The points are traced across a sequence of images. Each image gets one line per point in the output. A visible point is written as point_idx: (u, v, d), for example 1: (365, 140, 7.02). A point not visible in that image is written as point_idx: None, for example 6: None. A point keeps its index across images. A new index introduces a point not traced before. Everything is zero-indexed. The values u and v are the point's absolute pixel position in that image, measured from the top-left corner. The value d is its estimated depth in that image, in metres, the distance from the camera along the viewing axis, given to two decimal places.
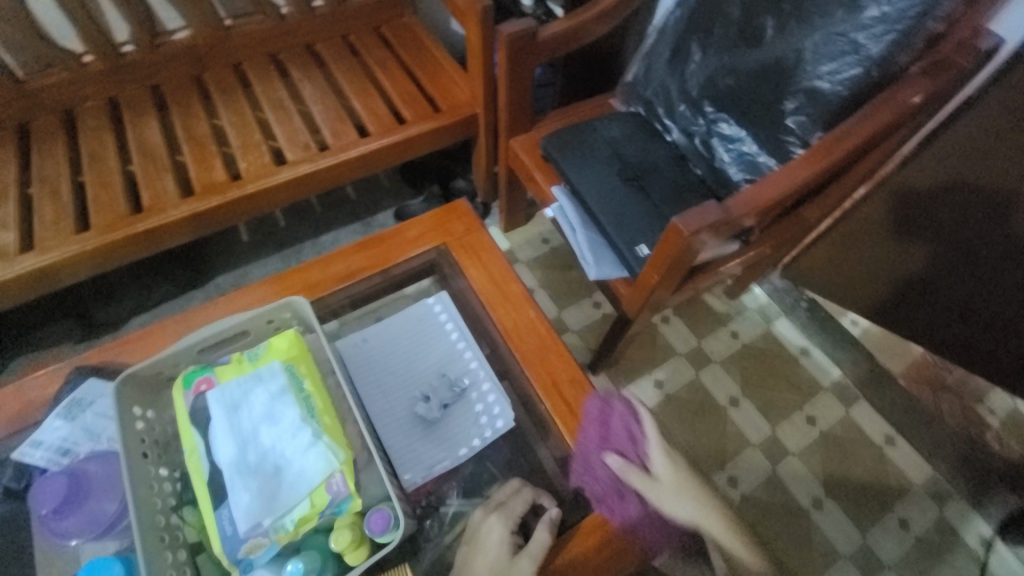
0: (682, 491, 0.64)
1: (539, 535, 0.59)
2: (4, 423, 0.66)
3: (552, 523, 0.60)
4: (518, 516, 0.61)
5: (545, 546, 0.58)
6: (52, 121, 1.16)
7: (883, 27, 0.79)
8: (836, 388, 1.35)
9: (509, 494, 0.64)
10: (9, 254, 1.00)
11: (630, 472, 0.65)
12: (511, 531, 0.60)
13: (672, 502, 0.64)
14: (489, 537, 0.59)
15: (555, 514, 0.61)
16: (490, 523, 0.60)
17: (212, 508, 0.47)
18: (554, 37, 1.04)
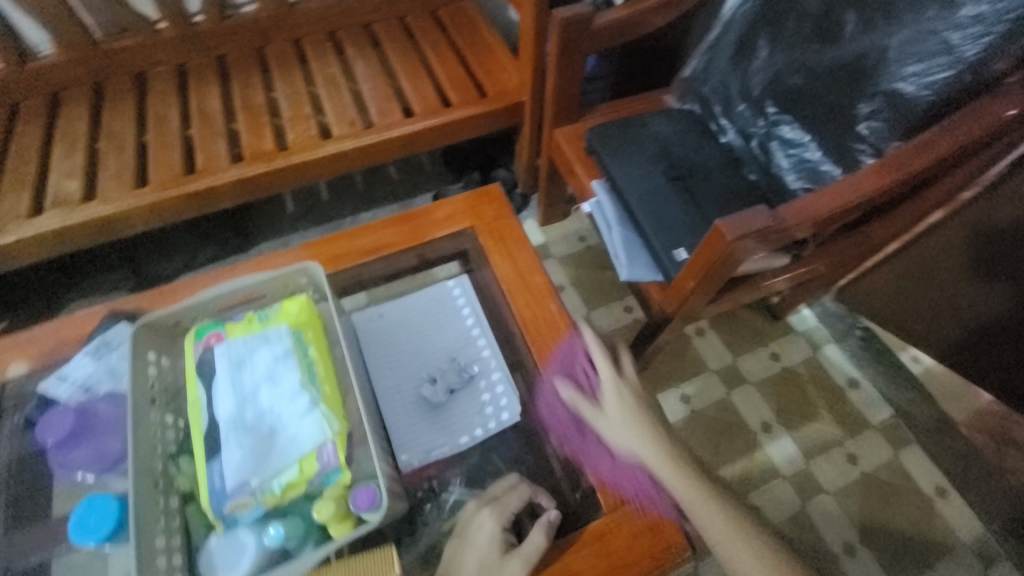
0: (630, 423, 0.63)
1: (533, 538, 0.56)
2: (39, 356, 0.70)
3: (548, 527, 0.57)
4: (513, 513, 0.59)
5: (538, 549, 0.56)
6: (125, 82, 1.23)
7: (981, 27, 0.69)
8: (886, 428, 1.23)
9: (505, 488, 0.61)
10: (74, 201, 1.07)
11: (580, 404, 0.66)
12: (503, 527, 0.57)
13: (617, 435, 0.63)
14: (479, 532, 0.57)
15: (553, 517, 0.58)
16: (482, 516, 0.57)
17: (205, 461, 0.47)
18: (610, 24, 0.99)
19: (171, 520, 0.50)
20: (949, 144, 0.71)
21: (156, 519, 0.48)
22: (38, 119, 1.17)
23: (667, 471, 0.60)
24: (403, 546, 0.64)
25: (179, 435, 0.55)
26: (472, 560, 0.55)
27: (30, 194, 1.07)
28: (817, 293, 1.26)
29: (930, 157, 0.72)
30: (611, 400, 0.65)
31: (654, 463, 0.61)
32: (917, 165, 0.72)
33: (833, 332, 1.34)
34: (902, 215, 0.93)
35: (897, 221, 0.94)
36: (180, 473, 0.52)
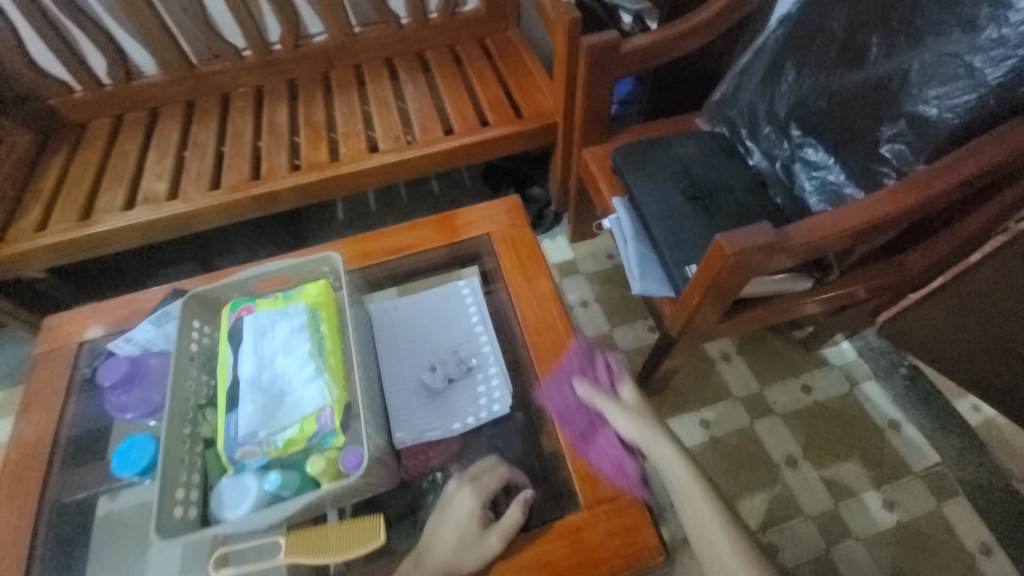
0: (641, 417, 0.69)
1: (510, 515, 0.60)
2: (114, 323, 0.82)
3: (524, 504, 0.61)
4: (491, 493, 0.63)
5: (514, 525, 0.60)
6: (213, 100, 1.43)
7: (1002, 50, 0.69)
8: (929, 477, 1.13)
9: (486, 470, 0.66)
10: (161, 199, 1.24)
11: (596, 396, 0.70)
12: (482, 505, 0.62)
13: (630, 425, 0.68)
14: (459, 507, 0.61)
15: (529, 495, 0.62)
16: (462, 494, 0.62)
17: (224, 413, 0.55)
18: (639, 49, 1.03)
19: (191, 460, 0.57)
20: (968, 170, 0.71)
21: (181, 457, 0.56)
22: (141, 130, 1.38)
23: (669, 464, 0.66)
24: (401, 532, 0.67)
25: (211, 389, 0.62)
26: (451, 532, 0.60)
27: (127, 192, 1.26)
28: (853, 324, 1.20)
29: (951, 180, 0.71)
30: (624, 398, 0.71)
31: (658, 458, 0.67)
32: (936, 189, 0.71)
33: (875, 369, 1.26)
34: (941, 243, 0.91)
35: (939, 244, 0.92)
36: (206, 422, 0.60)
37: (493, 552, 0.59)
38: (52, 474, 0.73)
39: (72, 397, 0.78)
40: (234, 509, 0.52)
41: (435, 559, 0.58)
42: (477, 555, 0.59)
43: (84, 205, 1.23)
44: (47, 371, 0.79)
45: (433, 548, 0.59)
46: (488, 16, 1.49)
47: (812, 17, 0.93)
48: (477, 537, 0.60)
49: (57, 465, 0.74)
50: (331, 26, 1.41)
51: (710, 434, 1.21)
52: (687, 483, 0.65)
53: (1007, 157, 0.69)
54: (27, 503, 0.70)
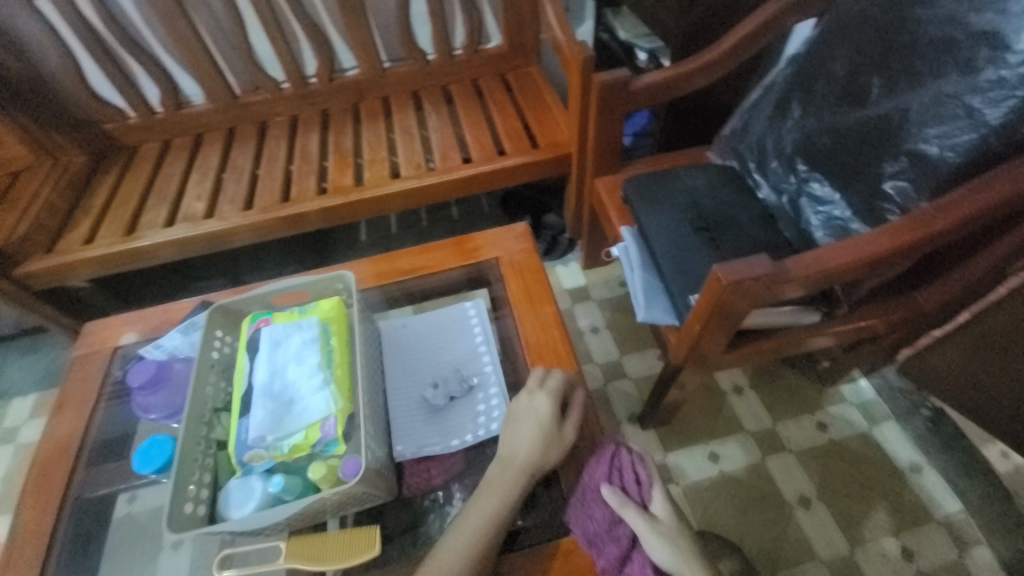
0: (676, 541, 0.61)
1: (574, 412, 0.70)
2: (147, 330, 0.89)
3: (583, 402, 0.71)
4: (559, 394, 0.71)
5: (580, 417, 0.70)
6: (252, 128, 1.55)
7: (1001, 91, 0.71)
8: (949, 525, 1.09)
9: (543, 377, 0.73)
10: (198, 218, 1.33)
11: (626, 511, 0.63)
12: (556, 405, 0.70)
13: (663, 551, 0.60)
14: (537, 412, 0.68)
15: (585, 395, 0.72)
16: (535, 401, 0.70)
17: (237, 417, 0.59)
18: (649, 86, 1.08)
19: (203, 460, 0.60)
20: (968, 209, 0.72)
21: (195, 457, 0.59)
22: (185, 153, 1.49)
23: None
24: (403, 546, 0.70)
25: (228, 395, 0.67)
26: (532, 431, 0.68)
27: (169, 210, 1.36)
28: (870, 361, 1.17)
29: (952, 217, 0.72)
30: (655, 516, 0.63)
31: None
32: (937, 226, 0.72)
33: (894, 410, 1.22)
34: (951, 282, 0.91)
35: (947, 286, 0.92)
36: (220, 425, 0.64)
37: (570, 442, 0.69)
38: (78, 471, 0.78)
39: (103, 398, 0.84)
40: (240, 509, 0.55)
41: (526, 457, 0.66)
42: (558, 448, 0.68)
43: (130, 221, 1.34)
44: (83, 374, 0.86)
45: (517, 449, 0.67)
46: (510, 53, 1.58)
47: (815, 58, 0.96)
48: (558, 434, 0.68)
49: (82, 462, 0.79)
50: (363, 62, 1.52)
51: (719, 468, 1.19)
52: None
53: (1008, 194, 0.71)
54: (52, 498, 0.75)
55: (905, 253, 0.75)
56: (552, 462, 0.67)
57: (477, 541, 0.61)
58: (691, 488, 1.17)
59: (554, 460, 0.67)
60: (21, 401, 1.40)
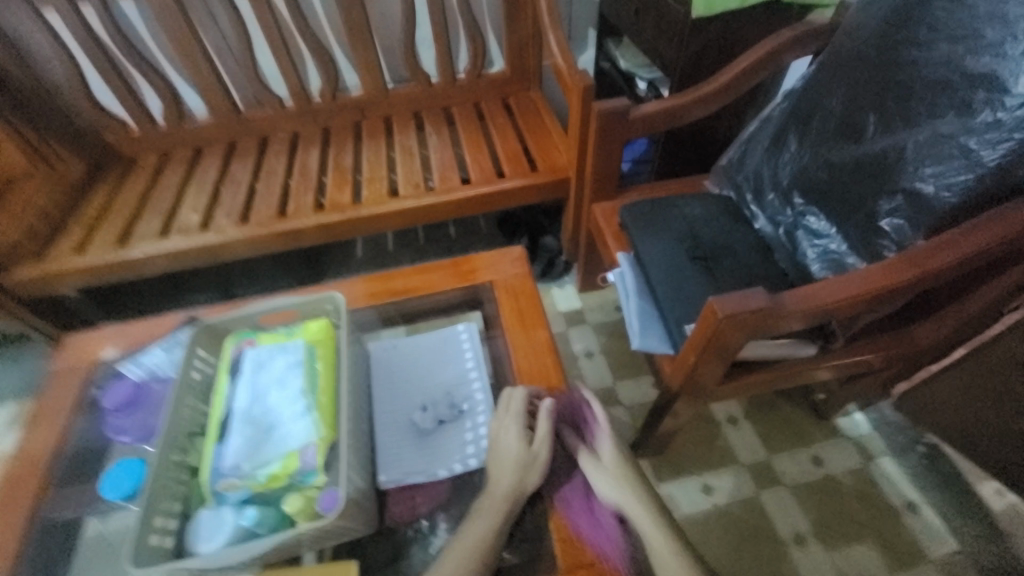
0: (620, 475, 0.68)
1: (543, 426, 0.70)
2: (129, 344, 0.86)
3: (550, 413, 0.71)
4: (524, 414, 0.71)
5: (551, 431, 0.70)
6: (253, 142, 1.55)
7: (998, 133, 0.71)
8: (950, 568, 1.05)
9: (509, 398, 0.73)
10: (192, 230, 1.32)
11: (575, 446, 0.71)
12: (522, 426, 0.70)
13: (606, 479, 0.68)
14: (507, 439, 0.69)
15: (551, 405, 0.72)
16: (503, 428, 0.70)
17: (214, 442, 0.56)
18: (648, 115, 1.09)
19: (175, 487, 0.58)
20: (965, 249, 0.72)
21: (167, 484, 0.57)
22: (184, 165, 1.49)
23: (644, 523, 0.64)
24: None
25: (206, 418, 0.64)
26: (508, 457, 0.68)
27: (163, 221, 1.35)
28: (867, 396, 1.15)
29: (948, 257, 0.72)
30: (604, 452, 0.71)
31: (636, 517, 0.65)
32: (933, 266, 0.72)
33: (891, 445, 1.20)
34: (947, 318, 0.91)
35: (944, 320, 0.91)
36: (195, 450, 0.61)
37: (546, 459, 0.69)
38: (46, 491, 0.75)
39: (78, 411, 0.81)
40: (209, 542, 0.52)
41: (504, 487, 0.66)
42: (536, 470, 0.68)
43: (123, 231, 1.32)
44: (61, 387, 0.83)
45: (500, 482, 0.66)
46: (513, 77, 1.60)
47: (811, 95, 0.99)
48: (531, 455, 0.68)
49: (52, 481, 0.76)
50: (367, 82, 1.53)
51: (713, 501, 1.16)
52: (663, 546, 0.62)
53: (1004, 236, 0.70)
54: (16, 518, 0.72)
55: (901, 292, 0.74)
56: (532, 485, 0.67)
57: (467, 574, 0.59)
58: (684, 521, 1.13)
59: (534, 484, 0.67)
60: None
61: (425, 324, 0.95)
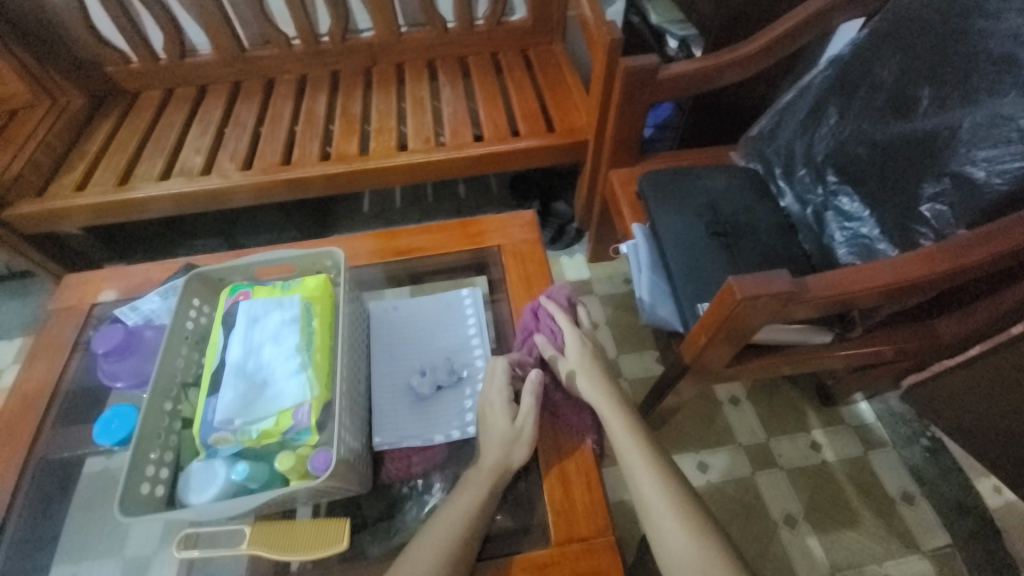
0: (590, 374, 0.72)
1: (526, 400, 0.68)
2: (128, 287, 0.85)
3: (533, 387, 0.69)
4: (507, 388, 0.69)
5: (534, 406, 0.68)
6: (258, 84, 1.48)
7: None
8: (938, 558, 1.06)
9: (494, 371, 0.71)
10: (195, 173, 1.28)
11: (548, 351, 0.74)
12: (506, 401, 0.68)
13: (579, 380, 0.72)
14: (491, 414, 0.67)
15: (535, 380, 0.69)
16: (487, 402, 0.69)
17: (205, 395, 0.55)
18: (679, 76, 1.01)
19: (167, 437, 0.57)
20: (1011, 242, 0.66)
21: (158, 433, 0.56)
22: (187, 105, 1.43)
23: (612, 417, 0.69)
24: (376, 536, 0.67)
25: (200, 368, 0.63)
26: (493, 432, 0.67)
27: (166, 162, 1.31)
28: (874, 386, 1.13)
29: (990, 250, 0.67)
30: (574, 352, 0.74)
31: (605, 412, 0.69)
32: (974, 258, 0.67)
33: (894, 435, 1.19)
34: (974, 314, 0.87)
35: (972, 315, 0.87)
36: (188, 401, 0.60)
37: (531, 434, 0.66)
38: (45, 428, 0.75)
39: (78, 350, 0.81)
40: (200, 494, 0.51)
41: (490, 461, 0.65)
42: (522, 445, 0.66)
43: (124, 171, 1.29)
44: (60, 326, 0.82)
45: (485, 452, 0.66)
46: (535, 28, 1.50)
47: (861, 63, 0.91)
48: (515, 431, 0.66)
49: (51, 419, 0.75)
50: (379, 24, 1.44)
51: (707, 478, 1.16)
52: (628, 436, 0.67)
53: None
54: (15, 454, 0.71)
55: (934, 283, 0.70)
56: (519, 460, 0.65)
57: (449, 545, 0.58)
58: None
59: (520, 459, 0.65)
60: (7, 345, 1.38)
61: (428, 285, 0.92)
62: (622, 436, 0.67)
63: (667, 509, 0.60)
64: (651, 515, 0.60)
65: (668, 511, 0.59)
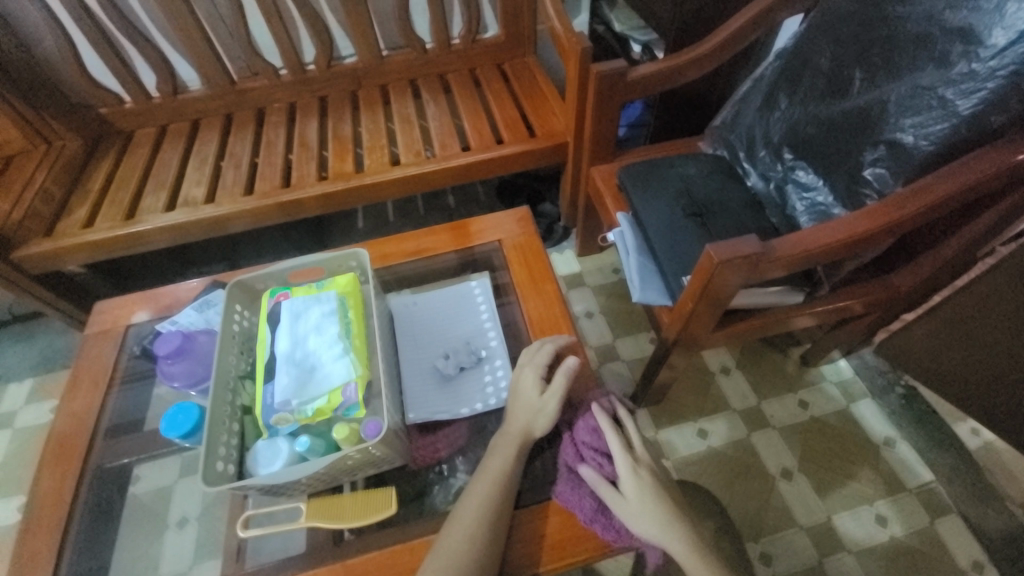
0: (650, 512, 0.64)
1: (559, 377, 0.74)
2: (158, 310, 0.92)
3: (569, 369, 0.74)
4: (542, 364, 0.76)
5: (563, 387, 0.73)
6: (250, 114, 1.56)
7: (973, 83, 0.77)
8: (922, 494, 1.16)
9: (537, 350, 0.79)
10: (198, 202, 1.34)
11: (602, 489, 0.68)
12: (538, 376, 0.75)
13: (640, 519, 0.65)
14: (522, 383, 0.75)
15: (571, 362, 0.75)
16: (522, 372, 0.76)
17: (263, 383, 0.63)
18: (646, 75, 1.11)
19: (231, 424, 0.65)
20: (940, 193, 0.78)
21: (223, 420, 0.63)
22: (183, 139, 1.50)
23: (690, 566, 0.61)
24: (415, 510, 0.73)
25: (249, 364, 0.71)
26: (520, 396, 0.74)
27: (169, 195, 1.36)
28: (849, 343, 1.23)
29: (923, 202, 0.78)
30: (642, 506, 0.65)
31: (677, 555, 0.62)
32: (912, 208, 0.78)
33: (871, 387, 1.30)
34: (924, 264, 0.99)
35: (922, 266, 0.99)
36: (244, 391, 0.68)
37: (555, 408, 0.72)
38: (95, 443, 0.81)
39: (116, 380, 0.87)
40: (268, 466, 0.60)
41: (511, 422, 0.73)
42: (545, 417, 0.72)
43: (128, 206, 1.34)
44: (96, 351, 0.88)
45: (512, 419, 0.73)
46: (507, 43, 1.61)
47: (803, 53, 1.03)
48: (541, 403, 0.72)
49: (100, 435, 0.82)
50: (361, 50, 1.53)
51: (708, 443, 1.25)
52: None
53: (977, 179, 0.76)
54: (72, 467, 0.77)
55: (883, 234, 0.81)
56: (541, 429, 0.72)
57: (484, 502, 0.66)
58: (681, 462, 1.22)
59: (542, 426, 0.72)
60: (17, 385, 1.39)
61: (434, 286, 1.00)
62: None
63: None
64: None
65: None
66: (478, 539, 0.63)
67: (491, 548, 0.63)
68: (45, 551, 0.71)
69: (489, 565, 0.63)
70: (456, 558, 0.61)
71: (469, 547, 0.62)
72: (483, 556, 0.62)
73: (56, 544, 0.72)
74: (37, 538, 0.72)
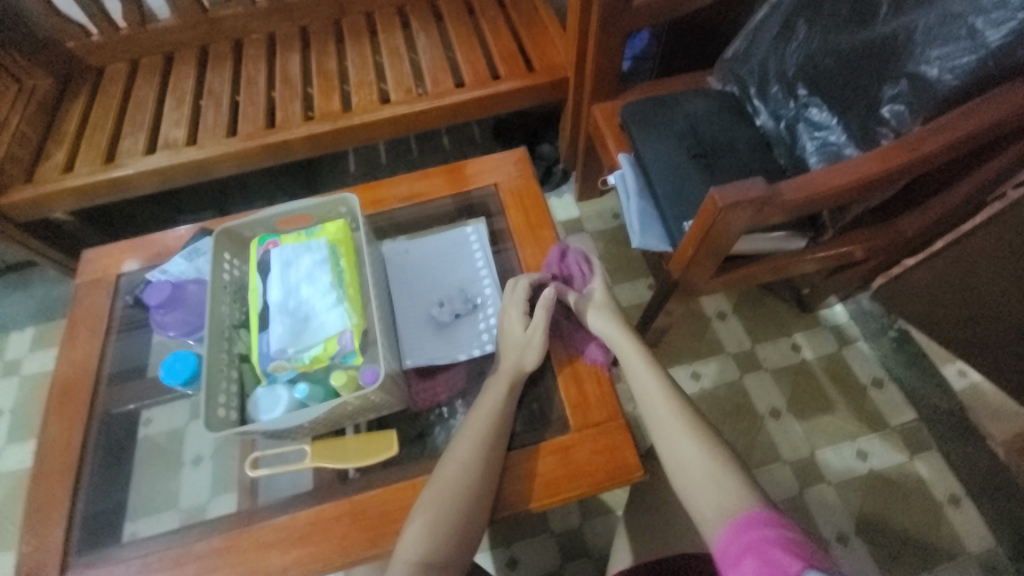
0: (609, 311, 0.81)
1: (540, 312, 0.77)
2: (150, 259, 0.90)
3: (548, 305, 0.77)
4: (521, 301, 0.78)
5: (546, 321, 0.76)
6: (226, 47, 1.44)
7: (1003, 12, 0.72)
8: (904, 431, 1.21)
9: (515, 287, 0.80)
10: (180, 145, 1.27)
11: (569, 297, 0.83)
12: (522, 312, 0.78)
13: (595, 316, 0.81)
14: (509, 321, 0.77)
15: (550, 298, 0.78)
16: (507, 313, 0.78)
17: (258, 332, 0.63)
18: (654, 1, 1.02)
19: (230, 372, 0.66)
20: (960, 131, 0.74)
21: (221, 369, 0.65)
22: (157, 75, 1.40)
23: (629, 352, 0.76)
24: (414, 451, 0.76)
25: (243, 314, 0.71)
26: (510, 339, 0.77)
27: (148, 137, 1.29)
28: (847, 288, 1.22)
29: (941, 140, 0.74)
30: (601, 309, 0.81)
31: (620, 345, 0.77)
32: (926, 148, 0.74)
33: (865, 330, 1.31)
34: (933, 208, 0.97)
35: (931, 210, 0.96)
36: (240, 340, 0.69)
37: (541, 340, 0.76)
38: (99, 393, 0.83)
39: (113, 327, 0.87)
40: (268, 413, 0.61)
41: (507, 364, 0.75)
42: (533, 350, 0.75)
43: (107, 149, 1.27)
44: (90, 301, 0.88)
45: (503, 362, 0.75)
46: None
47: None
48: (527, 337, 0.76)
49: (104, 384, 0.83)
50: None
51: (700, 385, 1.28)
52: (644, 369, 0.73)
53: (999, 118, 0.72)
54: (78, 414, 0.80)
55: (894, 177, 0.77)
56: (530, 363, 0.75)
57: (480, 444, 0.68)
58: None
59: (532, 361, 0.75)
60: (19, 334, 1.40)
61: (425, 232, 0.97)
62: (642, 376, 0.73)
63: (682, 440, 0.64)
64: (667, 441, 0.65)
65: (713, 490, 0.58)
66: (471, 475, 0.65)
67: (486, 485, 0.66)
68: (60, 492, 0.75)
69: (483, 501, 0.65)
70: (451, 495, 0.63)
71: (463, 485, 0.64)
72: (478, 493, 0.65)
73: (70, 485, 0.76)
74: (52, 481, 0.75)
